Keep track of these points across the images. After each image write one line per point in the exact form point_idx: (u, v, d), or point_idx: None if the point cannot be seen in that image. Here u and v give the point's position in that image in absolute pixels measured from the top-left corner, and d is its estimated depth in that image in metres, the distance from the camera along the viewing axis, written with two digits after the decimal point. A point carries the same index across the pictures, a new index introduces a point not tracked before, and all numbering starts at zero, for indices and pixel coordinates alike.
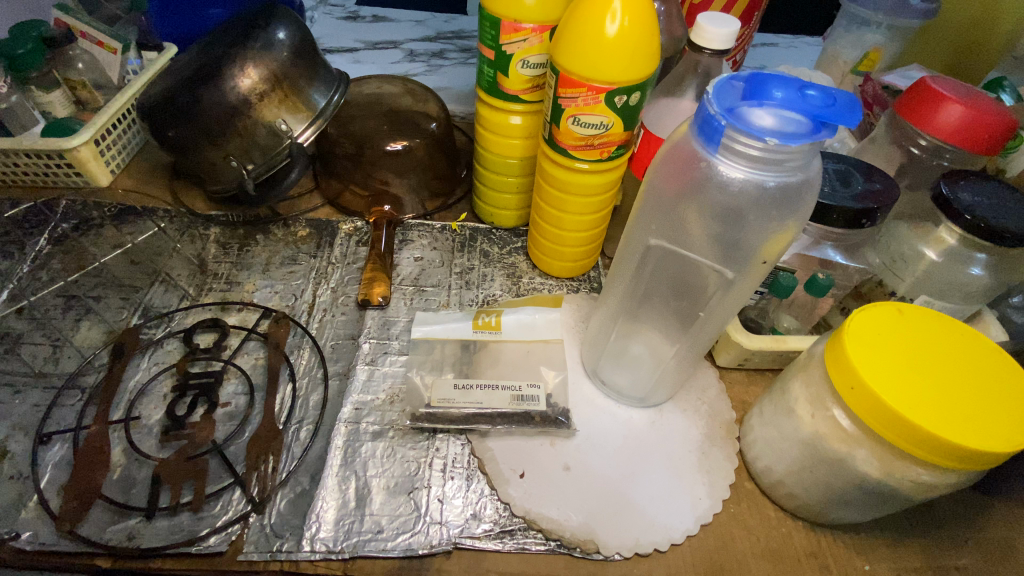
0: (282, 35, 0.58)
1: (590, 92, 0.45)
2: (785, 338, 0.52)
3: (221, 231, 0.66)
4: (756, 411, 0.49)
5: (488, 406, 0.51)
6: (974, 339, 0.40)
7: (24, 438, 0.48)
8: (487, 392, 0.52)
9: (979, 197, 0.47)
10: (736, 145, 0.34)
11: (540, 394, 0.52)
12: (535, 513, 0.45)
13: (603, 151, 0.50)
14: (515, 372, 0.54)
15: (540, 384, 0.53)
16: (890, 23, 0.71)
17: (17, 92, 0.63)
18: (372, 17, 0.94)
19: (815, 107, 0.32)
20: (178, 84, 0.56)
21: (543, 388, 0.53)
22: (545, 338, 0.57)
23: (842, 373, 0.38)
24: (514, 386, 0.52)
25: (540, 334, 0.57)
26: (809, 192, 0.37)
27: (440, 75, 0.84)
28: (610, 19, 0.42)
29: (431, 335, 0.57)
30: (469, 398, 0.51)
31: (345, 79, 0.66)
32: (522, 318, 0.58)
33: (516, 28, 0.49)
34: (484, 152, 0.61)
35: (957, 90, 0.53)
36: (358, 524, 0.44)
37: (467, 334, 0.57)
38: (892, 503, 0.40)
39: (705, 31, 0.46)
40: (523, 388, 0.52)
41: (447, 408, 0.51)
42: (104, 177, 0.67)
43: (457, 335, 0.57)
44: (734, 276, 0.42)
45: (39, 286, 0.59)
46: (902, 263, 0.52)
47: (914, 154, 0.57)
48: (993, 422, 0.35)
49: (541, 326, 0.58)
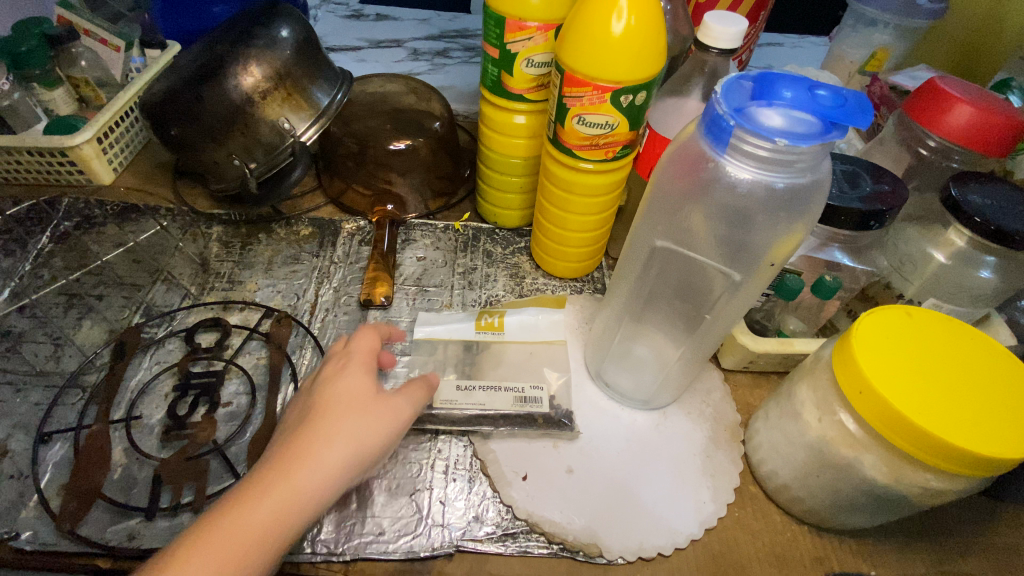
0: (285, 33, 0.58)
1: (595, 91, 0.44)
2: (791, 341, 0.51)
3: (223, 230, 0.65)
4: (761, 415, 0.48)
5: (491, 407, 0.50)
6: (983, 342, 0.40)
7: (25, 436, 0.48)
8: (489, 393, 0.51)
9: (989, 199, 0.46)
10: (744, 146, 0.33)
11: (542, 395, 0.52)
12: (537, 516, 0.45)
13: (607, 151, 0.49)
14: (517, 372, 0.54)
15: (543, 386, 0.53)
16: (897, 23, 0.71)
17: (19, 89, 0.61)
18: (376, 15, 0.94)
19: (825, 106, 0.32)
20: (181, 81, 0.56)
21: (546, 389, 0.52)
22: (548, 339, 0.57)
23: (850, 377, 0.38)
24: (516, 387, 0.52)
25: (543, 335, 0.57)
26: (818, 193, 0.37)
27: (443, 74, 0.84)
28: (616, 18, 0.42)
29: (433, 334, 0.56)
30: (471, 399, 0.51)
31: (348, 78, 0.65)
32: (525, 319, 0.58)
33: (520, 26, 0.48)
34: (488, 152, 0.61)
35: (966, 91, 0.52)
36: (359, 526, 0.44)
37: (470, 332, 0.56)
38: (900, 509, 0.40)
39: (712, 30, 0.45)
40: (526, 390, 0.52)
41: (450, 409, 0.50)
42: (106, 174, 0.67)
43: (459, 336, 0.56)
44: (740, 279, 0.42)
45: (40, 284, 0.59)
46: (910, 266, 0.51)
47: (922, 155, 0.56)
48: (1002, 427, 0.35)
49: (544, 326, 0.57)
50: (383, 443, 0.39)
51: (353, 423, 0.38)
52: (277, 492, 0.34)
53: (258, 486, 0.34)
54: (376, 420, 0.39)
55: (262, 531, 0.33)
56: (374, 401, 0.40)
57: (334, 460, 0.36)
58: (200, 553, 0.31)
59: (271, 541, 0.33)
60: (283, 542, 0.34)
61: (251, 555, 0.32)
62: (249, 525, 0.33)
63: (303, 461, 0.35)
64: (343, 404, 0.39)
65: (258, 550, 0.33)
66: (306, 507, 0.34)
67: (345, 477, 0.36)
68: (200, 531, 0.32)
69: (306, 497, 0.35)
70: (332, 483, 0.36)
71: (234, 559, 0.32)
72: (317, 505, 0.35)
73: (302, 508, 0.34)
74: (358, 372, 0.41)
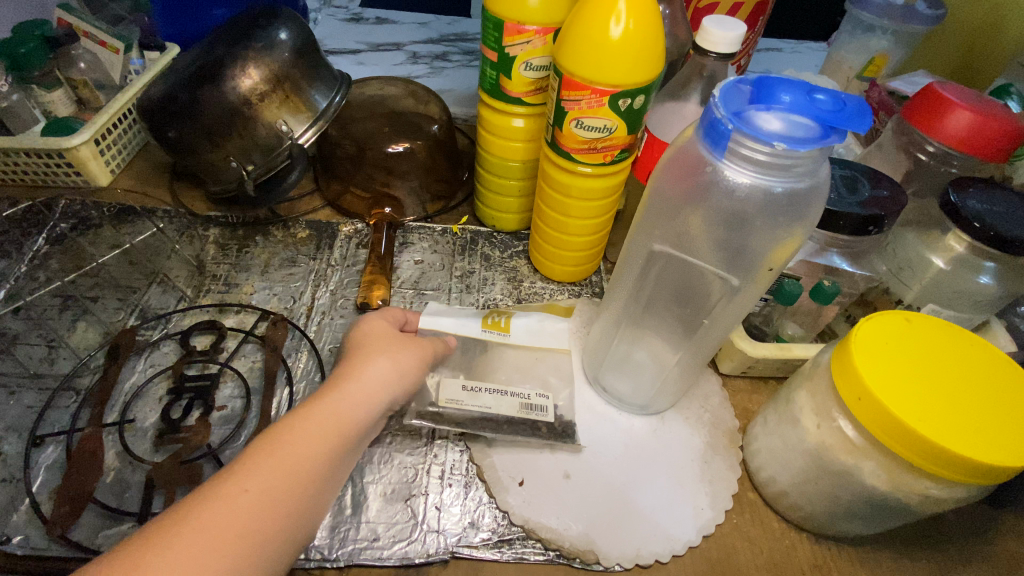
0: (283, 36, 0.58)
1: (593, 94, 0.44)
2: (790, 346, 0.51)
3: (220, 232, 0.65)
4: (759, 421, 0.48)
5: (496, 411, 0.49)
6: (983, 349, 0.39)
7: (17, 439, 0.48)
8: (496, 397, 0.50)
9: (988, 204, 0.46)
10: (742, 150, 0.32)
11: (548, 404, 0.50)
12: (534, 522, 0.45)
13: (605, 155, 0.49)
14: (521, 378, 0.53)
15: (549, 394, 0.51)
16: (896, 28, 0.71)
17: (18, 91, 0.62)
18: (375, 19, 0.95)
19: (825, 111, 0.31)
20: (179, 83, 0.56)
21: (552, 399, 0.51)
22: (555, 344, 0.55)
23: (849, 383, 0.37)
24: (523, 393, 0.51)
25: (546, 341, 0.56)
26: (816, 198, 0.36)
27: (443, 77, 0.84)
28: (615, 22, 0.42)
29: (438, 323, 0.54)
30: (477, 400, 0.50)
31: (347, 81, 0.65)
32: (536, 321, 0.57)
33: (518, 30, 0.48)
34: (485, 155, 0.61)
35: (965, 96, 0.53)
36: (354, 532, 0.43)
37: (481, 330, 0.55)
38: (900, 516, 0.39)
39: (711, 34, 0.45)
40: (532, 397, 0.51)
41: (454, 409, 0.49)
42: (104, 176, 0.67)
43: (466, 330, 0.55)
44: (738, 284, 0.42)
45: (35, 286, 0.59)
46: (908, 271, 0.51)
47: (921, 160, 0.56)
48: (1002, 434, 0.34)
49: (552, 331, 0.56)
50: (417, 374, 0.44)
51: (391, 351, 0.43)
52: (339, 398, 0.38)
53: (321, 393, 0.38)
54: (409, 351, 0.44)
55: (326, 429, 0.36)
56: (404, 341, 0.45)
57: (381, 378, 0.41)
58: (275, 444, 0.34)
59: (339, 438, 0.36)
60: (346, 446, 0.37)
61: (319, 451, 0.35)
62: (317, 425, 0.36)
63: (355, 376, 0.40)
64: (379, 339, 0.44)
65: (325, 445, 0.36)
66: (361, 415, 0.38)
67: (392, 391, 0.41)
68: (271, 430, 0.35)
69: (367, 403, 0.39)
70: (379, 396, 0.40)
71: (308, 450, 0.35)
72: (369, 414, 0.39)
73: (360, 414, 0.38)
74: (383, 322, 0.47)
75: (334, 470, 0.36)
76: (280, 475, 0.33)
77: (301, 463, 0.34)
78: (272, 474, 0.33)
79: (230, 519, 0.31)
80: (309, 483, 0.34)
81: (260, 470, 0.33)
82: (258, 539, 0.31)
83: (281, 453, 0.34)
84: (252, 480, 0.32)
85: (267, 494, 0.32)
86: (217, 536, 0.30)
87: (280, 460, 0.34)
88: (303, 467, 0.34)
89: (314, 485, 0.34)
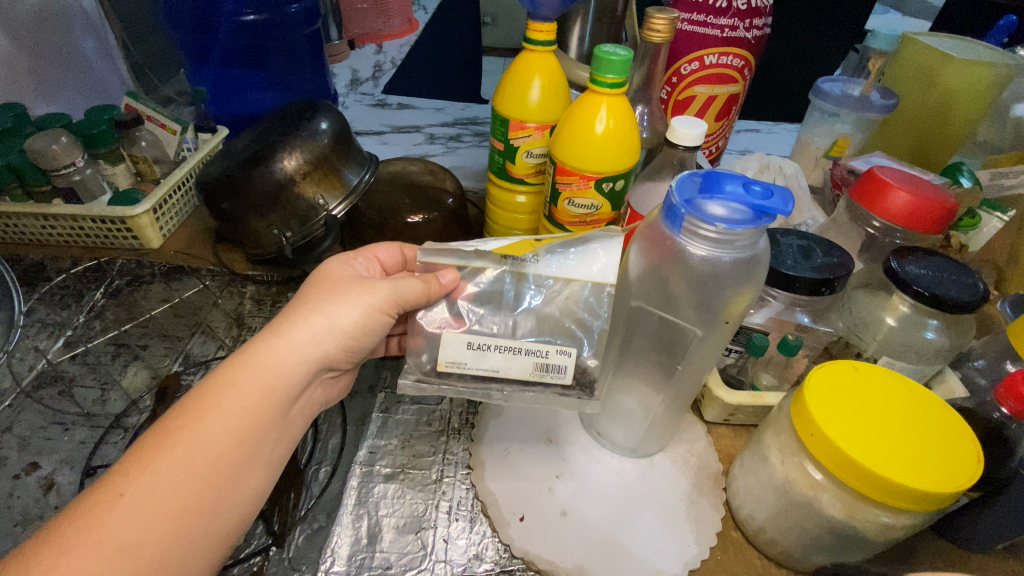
0: (324, 125, 0.69)
1: (582, 179, 0.54)
2: (762, 394, 0.57)
3: (256, 289, 0.73)
4: (738, 463, 0.53)
5: (506, 370, 0.47)
6: (920, 394, 0.45)
7: (70, 471, 0.54)
8: (506, 356, 0.47)
9: (925, 270, 0.53)
10: (695, 229, 0.40)
11: (566, 364, 0.47)
12: (533, 554, 0.49)
13: (595, 226, 0.58)
14: (540, 331, 0.48)
15: (569, 351, 0.48)
16: (856, 117, 0.82)
17: (89, 166, 0.71)
18: (397, 104, 1.09)
19: (756, 197, 0.39)
20: (234, 165, 0.66)
21: (573, 357, 0.47)
22: (586, 278, 0.48)
23: (803, 422, 0.43)
24: (538, 352, 0.47)
25: (581, 272, 0.48)
26: (759, 264, 0.44)
27: (456, 155, 0.96)
28: (598, 122, 0.51)
29: (435, 262, 0.50)
30: (484, 361, 0.48)
31: (375, 161, 0.76)
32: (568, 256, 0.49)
33: (521, 126, 0.59)
34: (493, 224, 0.71)
35: (899, 177, 0.62)
36: (369, 560, 0.48)
37: (490, 267, 0.49)
38: (862, 547, 0.44)
39: (678, 131, 0.55)
40: (550, 356, 0.47)
41: (458, 370, 0.48)
42: (156, 240, 0.76)
43: (478, 264, 0.49)
44: (703, 333, 0.49)
45: (93, 334, 0.67)
46: (863, 327, 0.58)
47: (871, 233, 0.65)
48: (936, 466, 0.40)
49: (585, 266, 0.49)
50: (334, 337, 0.46)
51: (312, 316, 0.46)
52: (233, 390, 0.41)
53: (224, 380, 0.41)
54: (333, 306, 0.47)
55: (207, 420, 0.39)
56: (325, 302, 0.47)
57: (285, 358, 0.44)
58: (170, 444, 0.38)
59: (222, 431, 0.40)
60: (247, 437, 0.41)
61: (222, 443, 0.39)
62: (208, 422, 0.39)
63: (253, 359, 0.43)
64: (302, 305, 0.47)
65: (219, 442, 0.39)
66: (268, 404, 0.42)
67: (291, 369, 0.44)
68: (165, 428, 0.39)
69: (260, 388, 0.42)
70: (275, 378, 0.43)
71: (199, 450, 0.38)
72: (272, 403, 0.42)
73: (247, 402, 0.41)
74: (322, 281, 0.50)
75: (240, 462, 0.40)
76: (170, 474, 0.37)
77: (186, 457, 0.38)
78: (167, 475, 0.37)
79: (129, 516, 0.35)
80: (193, 473, 0.38)
81: (158, 469, 0.37)
82: (159, 531, 0.36)
83: (165, 451, 0.38)
84: (151, 477, 0.37)
85: (166, 491, 0.37)
86: (118, 530, 0.35)
87: (171, 463, 0.37)
88: (205, 460, 0.39)
89: (217, 474, 0.39)
